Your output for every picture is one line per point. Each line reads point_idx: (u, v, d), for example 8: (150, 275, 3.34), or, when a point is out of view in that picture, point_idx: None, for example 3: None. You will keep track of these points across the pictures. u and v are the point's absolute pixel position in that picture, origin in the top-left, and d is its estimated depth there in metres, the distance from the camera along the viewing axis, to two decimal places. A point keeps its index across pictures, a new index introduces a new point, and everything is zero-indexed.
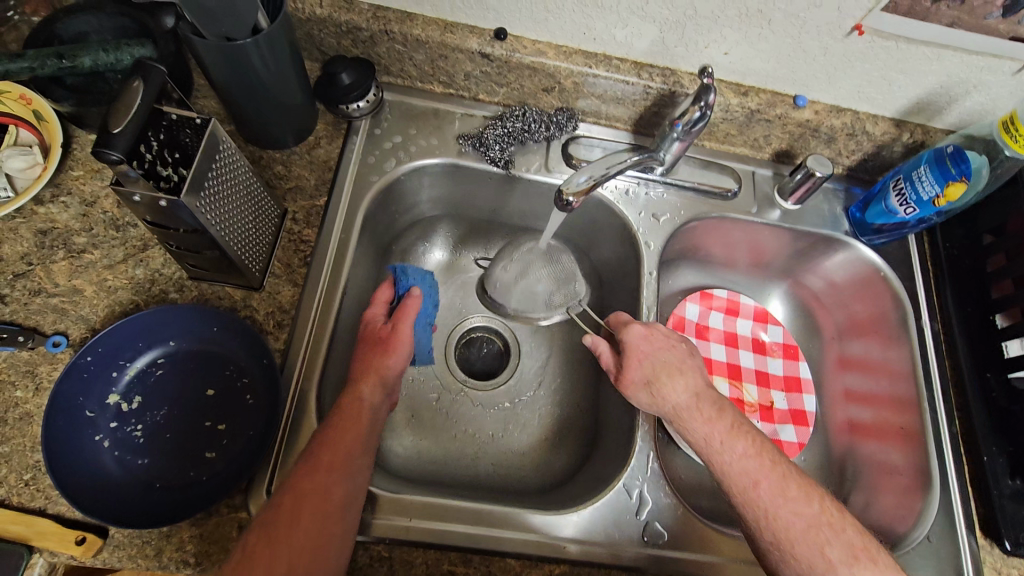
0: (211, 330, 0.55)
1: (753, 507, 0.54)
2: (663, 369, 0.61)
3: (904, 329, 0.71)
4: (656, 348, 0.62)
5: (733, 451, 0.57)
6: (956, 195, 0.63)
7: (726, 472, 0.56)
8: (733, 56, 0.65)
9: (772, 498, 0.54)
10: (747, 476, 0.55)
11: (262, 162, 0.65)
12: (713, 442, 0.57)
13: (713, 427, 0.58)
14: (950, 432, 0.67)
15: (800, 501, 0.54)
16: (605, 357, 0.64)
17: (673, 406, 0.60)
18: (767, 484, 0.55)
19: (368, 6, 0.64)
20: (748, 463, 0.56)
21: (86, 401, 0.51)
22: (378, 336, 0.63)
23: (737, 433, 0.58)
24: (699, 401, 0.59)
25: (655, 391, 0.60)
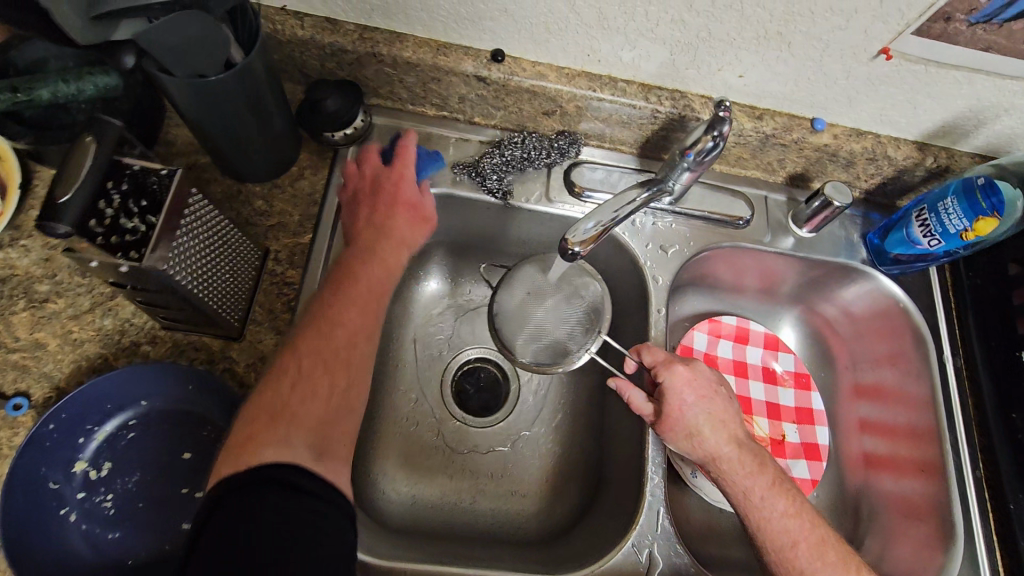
0: (186, 390, 0.51)
1: (787, 567, 0.52)
2: (704, 419, 0.56)
3: (926, 366, 0.68)
4: (697, 395, 0.57)
5: (774, 507, 0.53)
6: (987, 230, 0.60)
7: (763, 528, 0.53)
8: (748, 79, 0.60)
9: (809, 561, 0.51)
10: (785, 536, 0.52)
11: (241, 196, 0.60)
12: (752, 497, 0.54)
13: (756, 481, 0.54)
14: (973, 478, 0.64)
15: (838, 567, 0.52)
16: (639, 402, 0.57)
17: (712, 455, 0.56)
18: (806, 545, 0.52)
19: (354, 26, 0.59)
20: (789, 522, 0.53)
21: (49, 471, 0.47)
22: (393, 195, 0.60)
23: (778, 489, 0.54)
24: (742, 453, 0.56)
25: (695, 439, 0.56)
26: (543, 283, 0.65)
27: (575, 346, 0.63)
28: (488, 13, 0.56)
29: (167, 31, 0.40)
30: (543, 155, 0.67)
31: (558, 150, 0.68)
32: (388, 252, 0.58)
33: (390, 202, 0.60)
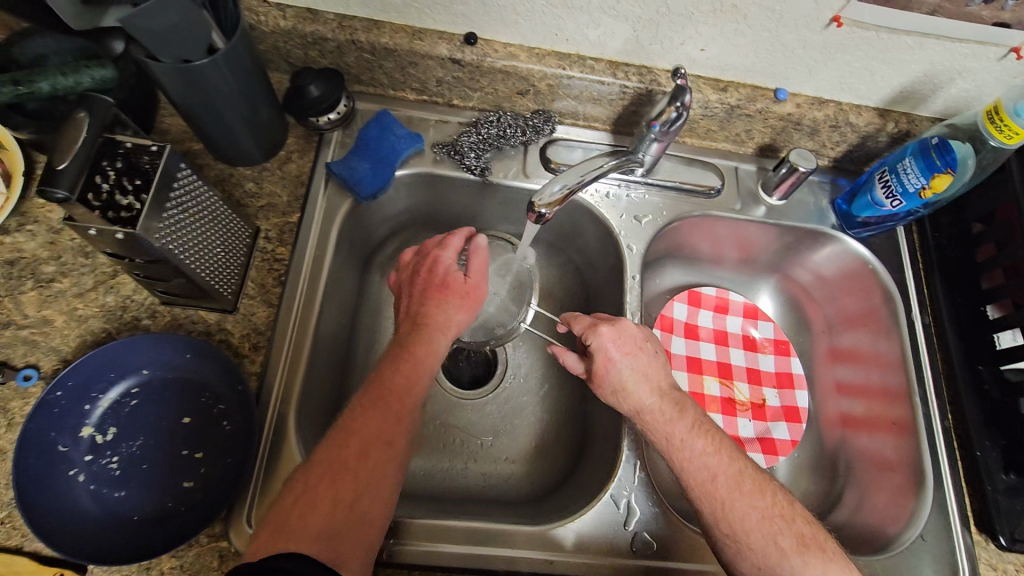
0: (184, 358, 0.54)
1: (710, 500, 0.53)
2: (628, 376, 0.58)
3: (895, 323, 0.70)
4: (622, 352, 0.59)
5: (694, 447, 0.55)
6: (942, 186, 0.62)
7: (685, 467, 0.55)
8: (710, 52, 0.63)
9: (729, 491, 0.53)
10: (705, 471, 0.54)
11: (232, 179, 0.64)
12: (674, 441, 0.56)
13: (677, 426, 0.56)
14: (942, 427, 0.66)
15: (756, 494, 0.53)
16: (573, 364, 0.62)
17: (637, 408, 0.58)
18: (725, 477, 0.54)
19: (333, 15, 0.62)
20: (709, 459, 0.55)
21: (59, 436, 0.50)
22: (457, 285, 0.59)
23: (698, 430, 0.57)
24: (664, 401, 0.57)
25: (621, 394, 0.58)
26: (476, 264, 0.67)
27: (507, 320, 0.66)
28: None
29: (152, 15, 0.43)
30: (524, 133, 0.70)
31: (540, 128, 0.71)
32: (427, 344, 0.56)
33: (441, 291, 0.58)
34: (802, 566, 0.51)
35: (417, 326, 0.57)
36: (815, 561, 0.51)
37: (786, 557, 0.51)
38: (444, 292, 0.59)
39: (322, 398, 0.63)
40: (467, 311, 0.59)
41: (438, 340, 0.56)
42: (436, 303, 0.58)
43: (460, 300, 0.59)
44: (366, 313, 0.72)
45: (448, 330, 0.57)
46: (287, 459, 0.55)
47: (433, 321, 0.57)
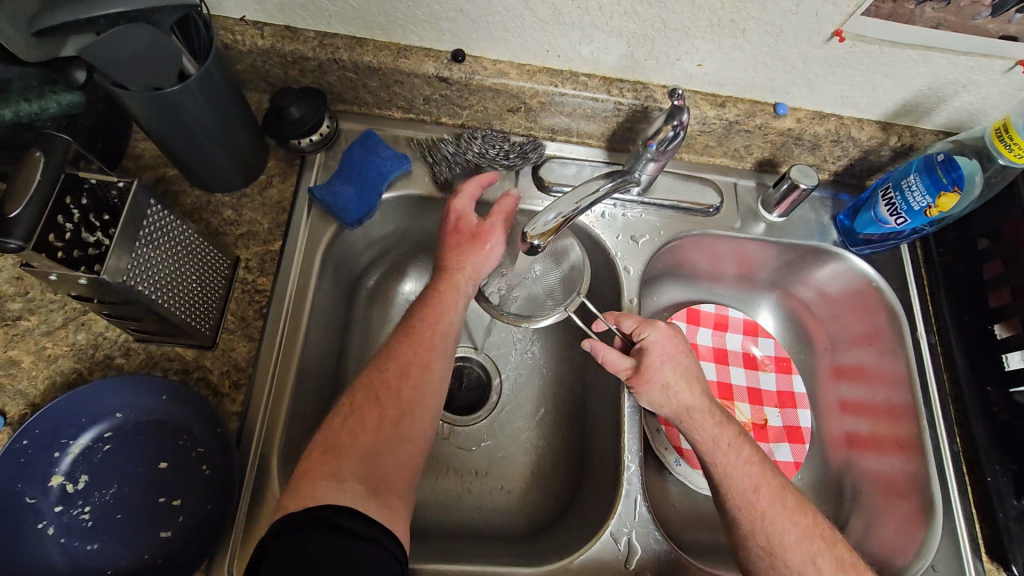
0: (161, 400, 0.51)
1: (749, 509, 0.53)
2: (678, 373, 0.59)
3: (901, 341, 0.68)
4: (672, 351, 0.60)
5: (739, 455, 0.56)
6: (948, 205, 0.60)
7: (728, 471, 0.55)
8: (707, 67, 0.61)
9: (770, 504, 0.53)
10: (748, 480, 0.54)
11: (210, 206, 0.61)
12: (720, 444, 0.56)
13: (724, 431, 0.57)
14: (950, 451, 0.64)
15: (797, 512, 0.53)
16: (610, 359, 0.59)
17: (685, 407, 0.58)
18: (767, 490, 0.54)
19: (313, 33, 0.59)
20: (752, 468, 0.55)
21: (26, 486, 0.48)
22: (470, 226, 0.60)
23: (743, 440, 0.57)
24: (711, 406, 0.58)
25: (669, 390, 0.58)
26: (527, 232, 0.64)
27: (548, 304, 0.63)
28: (444, 14, 0.56)
29: (116, 41, 0.41)
30: (513, 160, 0.67)
31: (528, 155, 0.68)
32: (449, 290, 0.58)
33: (453, 235, 0.60)
34: None
35: (442, 274, 0.59)
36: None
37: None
38: (467, 239, 0.60)
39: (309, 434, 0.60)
40: (479, 248, 0.59)
41: (465, 285, 0.59)
42: (436, 303, 0.57)
43: (479, 245, 0.59)
44: (355, 341, 0.69)
45: (469, 275, 0.59)
46: (270, 504, 0.52)
47: (457, 269, 0.59)
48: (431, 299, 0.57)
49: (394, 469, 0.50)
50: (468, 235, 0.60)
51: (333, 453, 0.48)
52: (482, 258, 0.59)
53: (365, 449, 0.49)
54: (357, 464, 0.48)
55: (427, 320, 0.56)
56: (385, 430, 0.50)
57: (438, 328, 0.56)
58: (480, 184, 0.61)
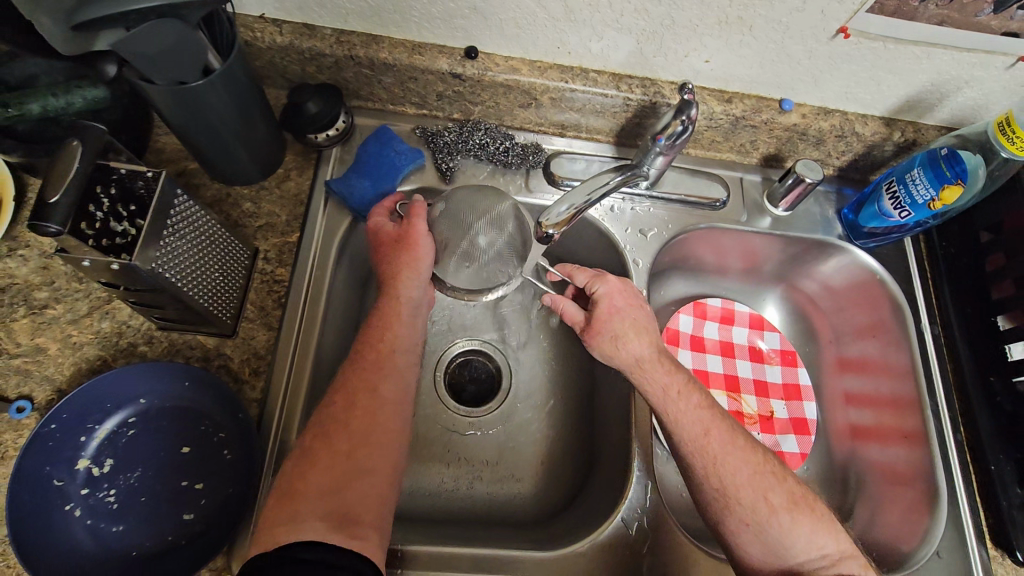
0: (184, 387, 0.53)
1: (702, 454, 0.55)
2: (629, 325, 0.60)
3: (904, 332, 0.69)
4: (622, 303, 0.61)
5: (689, 402, 0.57)
6: (952, 199, 0.61)
7: (679, 420, 0.56)
8: (714, 63, 0.62)
9: (721, 446, 0.55)
10: (700, 426, 0.56)
11: (229, 199, 0.62)
12: (671, 394, 0.57)
13: (673, 380, 0.58)
14: (955, 441, 0.65)
15: (747, 451, 0.55)
16: (569, 312, 0.63)
17: (634, 358, 0.59)
18: (717, 433, 0.56)
19: (330, 30, 0.61)
20: (702, 413, 0.57)
21: (53, 469, 0.49)
22: (394, 236, 0.61)
23: (692, 386, 0.59)
24: (660, 354, 0.60)
25: (619, 342, 0.60)
26: (466, 214, 0.60)
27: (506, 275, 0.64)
28: (459, 12, 0.58)
29: (144, 38, 0.42)
30: (517, 161, 0.69)
31: (529, 158, 0.69)
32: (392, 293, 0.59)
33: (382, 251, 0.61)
34: (792, 524, 0.53)
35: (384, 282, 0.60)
36: (802, 518, 0.53)
37: (775, 515, 0.53)
38: (394, 248, 0.60)
39: None
40: (407, 254, 0.60)
41: (407, 290, 0.60)
42: (378, 316, 0.59)
43: (408, 249, 0.60)
44: None
45: (410, 277, 0.60)
46: None
47: (396, 277, 0.60)
48: (375, 321, 0.58)
49: (360, 502, 0.49)
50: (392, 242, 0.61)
51: (288, 498, 0.47)
52: (415, 263, 0.60)
53: (326, 486, 0.49)
54: (316, 506, 0.47)
55: (367, 342, 0.57)
56: (338, 463, 0.50)
57: (381, 347, 0.57)
58: (387, 206, 0.63)
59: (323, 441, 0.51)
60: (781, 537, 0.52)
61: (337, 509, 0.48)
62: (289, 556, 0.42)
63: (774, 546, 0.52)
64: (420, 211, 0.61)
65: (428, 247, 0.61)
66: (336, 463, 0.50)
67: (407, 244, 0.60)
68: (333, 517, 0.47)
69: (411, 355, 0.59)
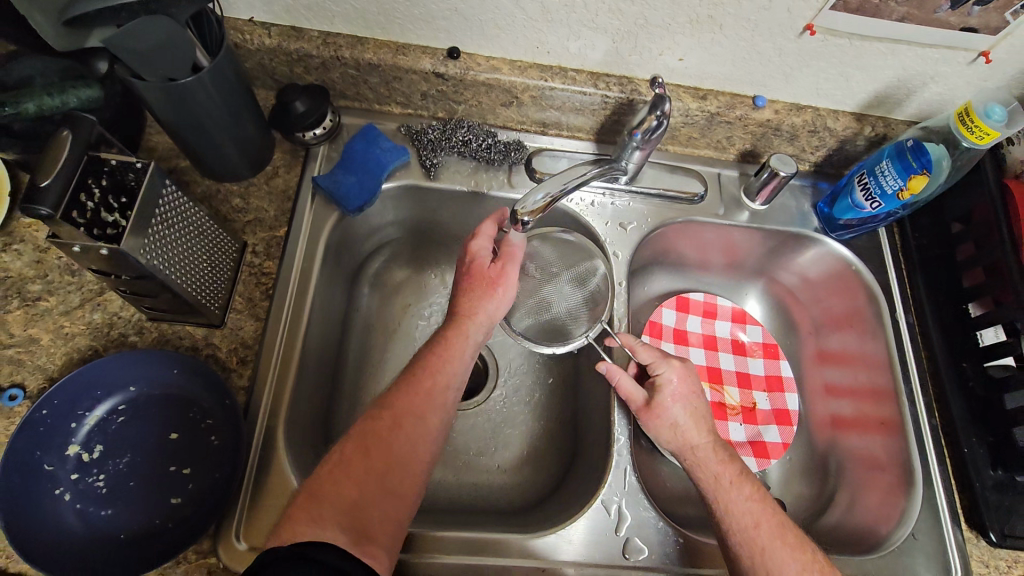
0: (172, 374, 0.54)
1: (749, 545, 0.52)
2: (690, 413, 0.59)
3: (880, 323, 0.71)
4: (686, 391, 0.60)
5: (741, 492, 0.55)
6: (920, 187, 0.64)
7: (729, 508, 0.54)
8: (688, 61, 0.65)
9: (771, 542, 0.52)
10: (749, 516, 0.53)
11: (218, 195, 0.64)
12: (723, 481, 0.55)
13: (727, 468, 0.56)
14: (930, 426, 0.66)
15: (796, 547, 0.52)
16: (622, 386, 0.60)
17: (690, 445, 0.58)
18: (768, 527, 0.53)
19: (317, 33, 0.63)
20: (754, 505, 0.54)
21: (44, 455, 0.50)
22: (485, 275, 0.62)
23: (744, 477, 0.56)
24: (717, 444, 0.58)
25: (677, 430, 0.58)
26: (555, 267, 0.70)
27: (575, 330, 0.67)
28: (440, 13, 0.60)
29: (138, 36, 0.44)
30: (499, 157, 0.70)
31: (511, 155, 0.71)
32: (458, 331, 0.59)
33: (467, 279, 0.62)
34: None
35: (457, 318, 0.60)
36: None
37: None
38: (481, 284, 0.61)
39: (311, 410, 0.63)
40: (492, 296, 0.61)
41: (474, 331, 0.60)
42: (441, 349, 0.58)
43: (493, 291, 0.62)
44: (355, 327, 0.72)
45: (482, 319, 0.61)
46: (276, 472, 0.55)
47: (470, 313, 0.60)
48: (432, 352, 0.58)
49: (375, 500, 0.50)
50: (485, 281, 0.62)
51: (314, 498, 0.48)
52: (495, 303, 0.62)
53: (354, 495, 0.49)
54: (338, 513, 0.48)
55: (428, 369, 0.56)
56: (371, 483, 0.50)
57: (436, 380, 0.56)
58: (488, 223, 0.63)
59: (361, 454, 0.51)
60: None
61: (358, 521, 0.48)
62: (298, 552, 0.41)
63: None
64: (515, 250, 0.62)
65: (509, 291, 0.63)
66: (364, 473, 0.50)
67: (493, 282, 0.62)
68: (353, 530, 0.47)
69: (459, 394, 0.58)
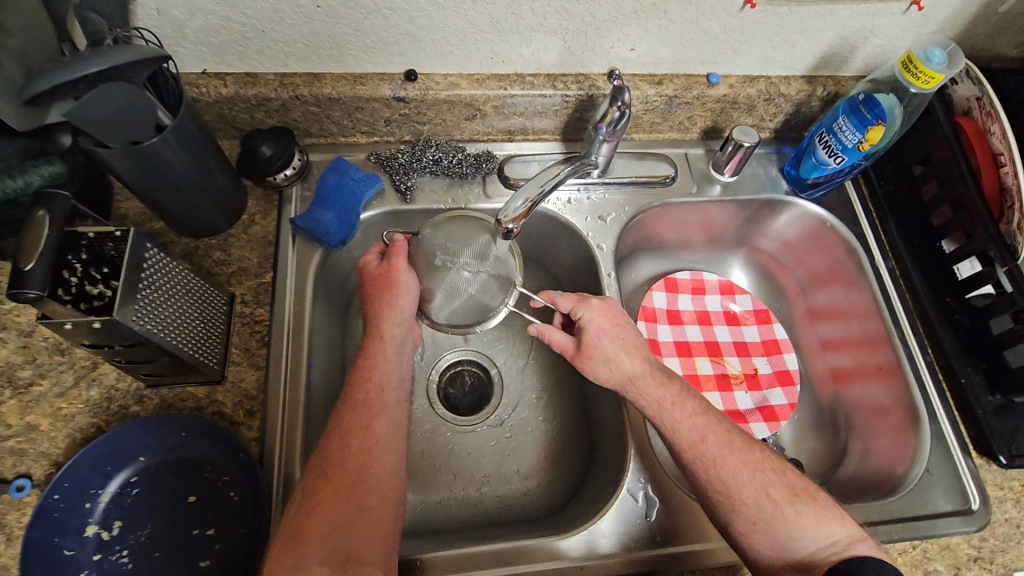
0: (181, 436, 0.53)
1: (701, 458, 0.54)
2: (618, 344, 0.60)
3: (862, 273, 0.73)
4: (609, 325, 0.61)
5: (684, 410, 0.57)
6: (877, 138, 0.66)
7: (674, 430, 0.56)
8: (640, 50, 0.66)
9: (718, 449, 0.54)
10: (695, 432, 0.55)
11: (198, 251, 0.64)
12: (665, 405, 0.57)
13: (667, 390, 0.58)
14: (926, 363, 0.68)
15: (745, 451, 0.55)
16: (556, 340, 0.62)
17: (628, 378, 0.59)
18: (715, 438, 0.55)
19: (273, 75, 0.64)
20: (697, 420, 0.56)
21: (63, 539, 0.49)
22: (377, 275, 0.62)
23: (686, 395, 0.58)
24: (653, 368, 0.59)
25: (611, 363, 0.59)
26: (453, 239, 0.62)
27: (493, 301, 0.65)
28: (391, 38, 0.61)
29: (96, 104, 0.44)
30: (471, 170, 0.71)
31: (482, 166, 0.71)
32: (378, 332, 0.59)
33: (367, 286, 0.62)
34: (796, 515, 0.51)
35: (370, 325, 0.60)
36: (808, 510, 0.52)
37: (779, 508, 0.52)
38: (378, 286, 0.61)
39: None
40: (390, 294, 0.60)
41: (391, 328, 0.60)
42: (367, 358, 0.58)
43: (390, 288, 0.61)
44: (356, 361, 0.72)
45: (395, 315, 0.60)
46: None
47: (380, 314, 0.60)
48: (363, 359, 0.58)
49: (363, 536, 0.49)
50: (374, 281, 0.62)
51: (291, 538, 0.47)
52: (398, 299, 0.61)
53: (336, 521, 0.48)
54: (321, 545, 0.47)
55: (357, 381, 0.56)
56: (340, 501, 0.49)
57: (369, 388, 0.56)
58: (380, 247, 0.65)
59: (324, 482, 0.50)
60: (790, 530, 0.51)
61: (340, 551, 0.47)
62: None
63: (784, 541, 0.51)
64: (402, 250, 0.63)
65: (410, 285, 0.62)
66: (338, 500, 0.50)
67: (391, 283, 0.61)
68: (337, 559, 0.46)
69: (400, 388, 0.58)
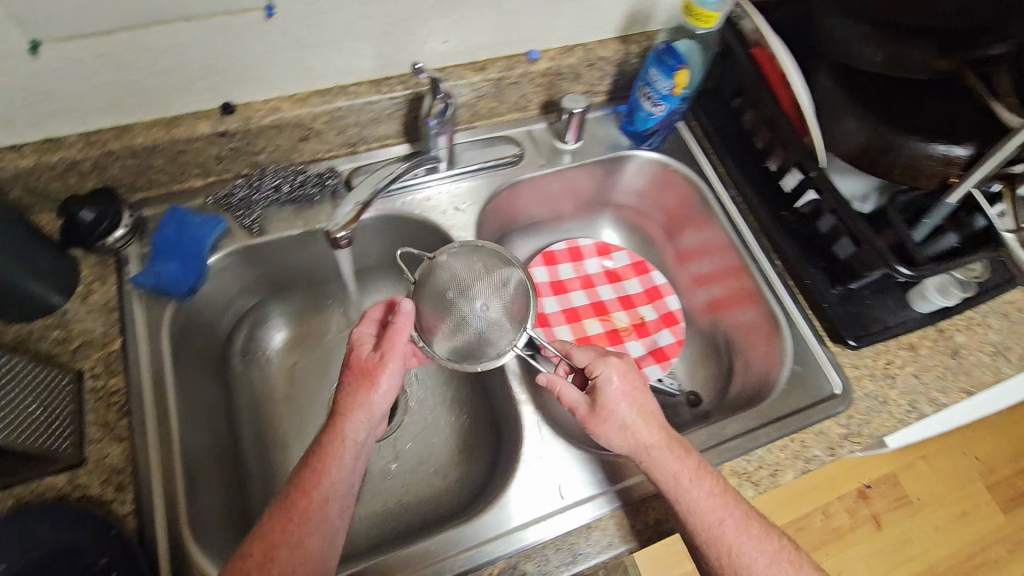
0: (43, 529, 0.49)
1: (715, 545, 0.50)
2: (637, 411, 0.55)
3: (709, 207, 0.79)
4: (629, 388, 0.56)
5: (702, 487, 0.52)
6: (686, 81, 0.70)
7: (693, 509, 0.51)
8: (453, 41, 0.68)
9: (736, 536, 0.50)
10: (714, 513, 0.51)
11: (33, 336, 0.59)
12: (682, 479, 0.52)
13: (684, 463, 0.53)
14: (777, 274, 0.73)
15: (763, 537, 0.50)
16: (569, 394, 0.57)
17: (643, 447, 0.54)
18: (733, 521, 0.51)
19: (77, 136, 0.61)
20: (715, 501, 0.51)
21: None
22: (365, 367, 0.56)
23: (705, 469, 0.53)
24: (670, 437, 0.54)
25: (627, 431, 0.54)
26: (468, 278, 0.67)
27: (501, 341, 0.65)
28: (194, 74, 0.60)
29: None
30: (317, 190, 0.70)
31: (327, 183, 0.71)
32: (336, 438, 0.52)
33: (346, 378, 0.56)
34: None
35: (332, 421, 0.53)
36: None
37: None
38: (359, 379, 0.56)
39: (218, 501, 0.60)
40: (368, 392, 0.55)
41: (354, 433, 0.53)
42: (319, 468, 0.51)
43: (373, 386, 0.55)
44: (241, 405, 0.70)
45: (361, 416, 0.54)
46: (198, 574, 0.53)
47: (346, 416, 0.53)
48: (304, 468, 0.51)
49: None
50: (360, 377, 0.56)
51: None
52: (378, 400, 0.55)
53: None
54: None
55: (300, 486, 0.50)
56: None
57: (314, 496, 0.50)
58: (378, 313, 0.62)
59: None
60: None
61: None
62: None
63: None
64: (399, 330, 0.58)
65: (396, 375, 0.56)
66: None
67: (373, 378, 0.55)
68: None
69: (347, 501, 0.52)
